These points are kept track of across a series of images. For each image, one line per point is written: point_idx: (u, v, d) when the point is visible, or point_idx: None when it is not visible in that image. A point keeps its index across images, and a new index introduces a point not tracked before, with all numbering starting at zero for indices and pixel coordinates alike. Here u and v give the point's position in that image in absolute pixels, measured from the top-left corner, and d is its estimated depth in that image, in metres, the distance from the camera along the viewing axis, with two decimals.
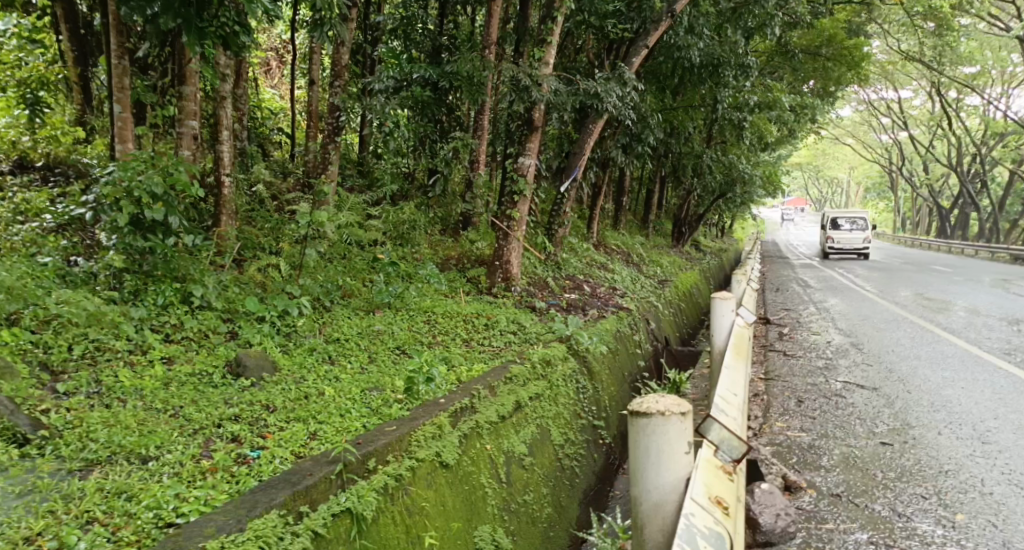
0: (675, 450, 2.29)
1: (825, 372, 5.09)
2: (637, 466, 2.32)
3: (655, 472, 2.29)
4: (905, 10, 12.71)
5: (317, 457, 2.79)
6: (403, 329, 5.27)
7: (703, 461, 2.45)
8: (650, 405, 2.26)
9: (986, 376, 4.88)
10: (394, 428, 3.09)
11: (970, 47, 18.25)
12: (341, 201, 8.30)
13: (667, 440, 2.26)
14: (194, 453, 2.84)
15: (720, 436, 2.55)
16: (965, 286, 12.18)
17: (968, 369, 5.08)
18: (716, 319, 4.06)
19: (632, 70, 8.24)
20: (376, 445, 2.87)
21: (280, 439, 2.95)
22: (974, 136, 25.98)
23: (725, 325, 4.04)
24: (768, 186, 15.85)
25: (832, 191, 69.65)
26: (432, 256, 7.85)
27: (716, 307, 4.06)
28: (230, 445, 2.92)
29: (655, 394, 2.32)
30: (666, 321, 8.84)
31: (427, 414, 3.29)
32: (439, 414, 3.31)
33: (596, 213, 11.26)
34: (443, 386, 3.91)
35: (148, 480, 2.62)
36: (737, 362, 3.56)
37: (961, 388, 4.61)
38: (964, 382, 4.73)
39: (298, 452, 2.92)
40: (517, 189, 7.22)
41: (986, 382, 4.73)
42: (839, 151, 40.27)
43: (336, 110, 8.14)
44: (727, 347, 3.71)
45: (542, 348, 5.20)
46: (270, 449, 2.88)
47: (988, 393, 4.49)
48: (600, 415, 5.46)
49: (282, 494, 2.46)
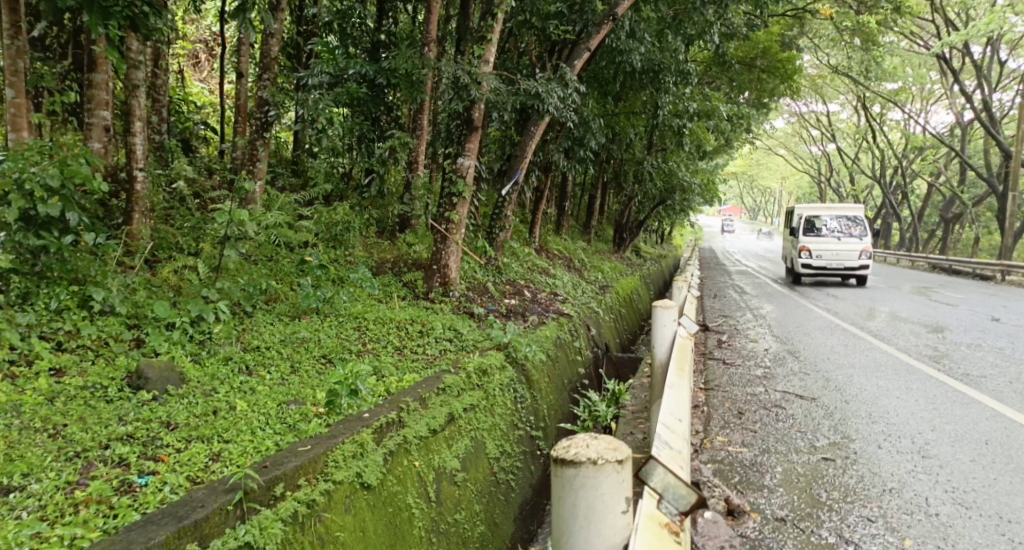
0: (610, 508, 2.01)
1: (764, 382, 5.05)
2: (564, 529, 2.02)
3: (585, 537, 2.00)
4: (835, 25, 13.16)
5: (213, 485, 2.50)
6: (332, 336, 4.97)
7: (644, 517, 2.21)
8: (578, 452, 1.98)
9: (919, 385, 4.95)
10: (308, 447, 2.83)
11: (893, 65, 19.13)
12: (271, 200, 7.87)
13: (599, 495, 2.00)
14: (72, 479, 2.50)
15: (664, 484, 2.25)
16: (891, 293, 12.66)
17: (901, 377, 5.16)
18: (657, 332, 3.93)
19: (573, 72, 8.17)
20: (285, 468, 2.61)
21: (175, 463, 2.64)
22: (896, 150, 27.30)
23: (667, 338, 3.91)
24: (706, 195, 16.13)
25: (765, 200, 72.23)
26: (367, 260, 7.52)
27: (658, 316, 3.94)
28: (116, 469, 2.59)
29: (585, 437, 2.04)
30: (606, 327, 8.75)
31: (347, 431, 3.03)
32: (361, 431, 3.05)
33: (538, 217, 11.14)
34: (368, 399, 3.64)
35: (3, 518, 2.26)
36: (679, 380, 3.44)
37: (897, 398, 4.65)
38: (900, 392, 4.78)
39: (196, 475, 2.61)
40: (455, 191, 7.00)
41: (920, 391, 4.80)
42: (772, 161, 41.72)
43: (265, 105, 7.72)
44: (672, 363, 3.60)
45: (478, 357, 4.99)
46: (161, 475, 2.56)
47: (924, 403, 4.54)
48: (538, 426, 5.28)
49: (163, 532, 2.17)
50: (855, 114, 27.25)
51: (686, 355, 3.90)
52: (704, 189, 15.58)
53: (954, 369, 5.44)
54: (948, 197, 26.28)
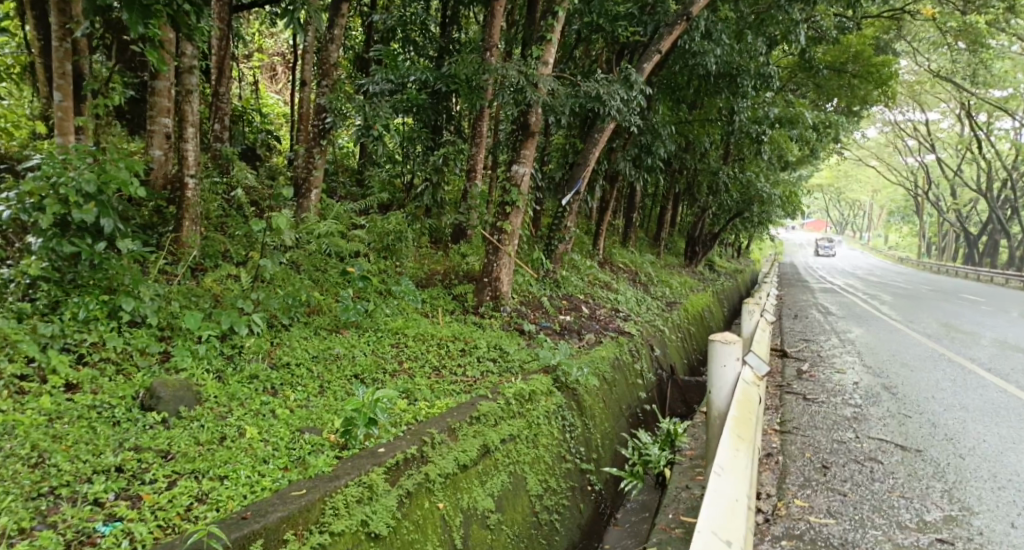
0: None
1: (853, 425, 4.40)
2: None
3: None
4: (938, 25, 12.08)
5: (173, 544, 2.39)
6: (367, 353, 4.69)
7: None
8: None
9: None
10: (304, 493, 2.65)
11: (1005, 68, 17.53)
12: (327, 208, 7.76)
13: None
14: (24, 526, 2.43)
15: None
16: (995, 317, 11.49)
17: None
18: (716, 371, 3.43)
19: (642, 75, 7.69)
20: (268, 521, 2.48)
21: (146, 510, 2.55)
22: (1003, 161, 25.15)
23: (728, 380, 3.39)
24: (787, 208, 15.18)
25: (854, 214, 68.63)
26: (416, 270, 7.26)
27: (717, 354, 3.39)
28: (80, 513, 2.52)
29: None
30: (672, 347, 8.17)
31: (354, 470, 2.84)
32: (371, 470, 2.86)
33: (602, 229, 10.64)
34: (390, 430, 3.31)
35: None
36: (738, 446, 3.02)
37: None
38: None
39: (166, 522, 2.52)
40: (509, 200, 6.69)
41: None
42: (861, 172, 39.48)
43: (323, 112, 7.59)
44: (730, 428, 3.07)
45: (522, 381, 4.58)
46: (127, 521, 2.49)
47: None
48: (590, 457, 4.81)
49: None
50: (957, 122, 25.32)
51: (750, 400, 3.44)
52: (786, 202, 14.62)
53: None
54: None
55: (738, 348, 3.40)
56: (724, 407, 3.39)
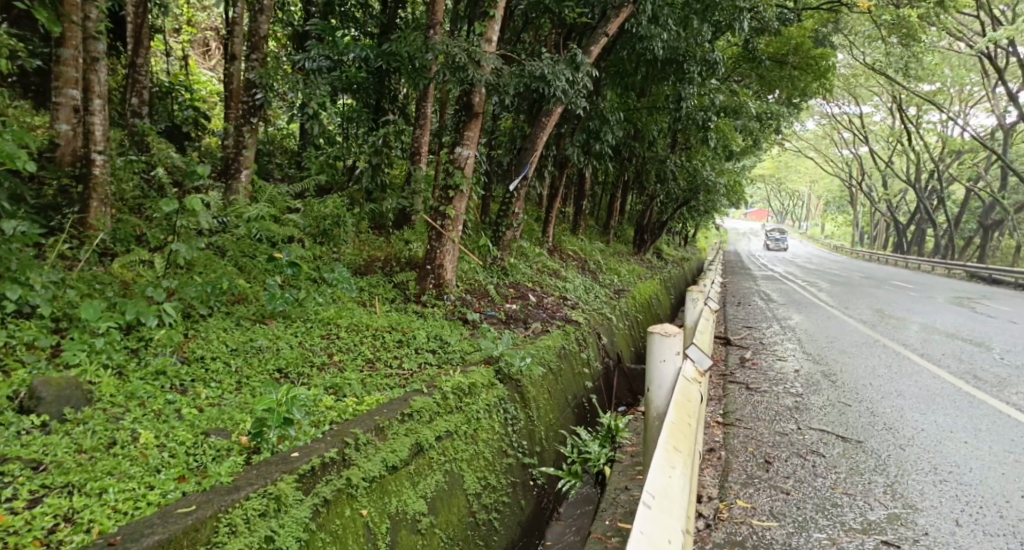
0: None
1: (794, 416, 4.31)
2: None
3: None
4: (874, 17, 12.31)
5: None
6: (294, 346, 4.34)
7: None
8: None
9: (989, 424, 4.19)
10: (191, 510, 2.47)
11: (934, 63, 18.12)
12: (258, 190, 7.31)
13: None
14: None
15: None
16: (927, 303, 11.83)
17: (963, 414, 4.38)
18: (655, 365, 3.28)
19: (589, 59, 7.49)
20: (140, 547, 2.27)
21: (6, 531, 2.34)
22: (932, 154, 26.20)
23: (668, 376, 3.25)
24: (732, 197, 15.32)
25: (793, 204, 70.89)
26: (354, 257, 6.89)
27: (655, 347, 3.23)
28: None
29: None
30: (620, 335, 8.05)
31: (254, 481, 2.66)
32: (274, 482, 2.66)
33: (551, 215, 10.43)
34: (308, 431, 3.09)
35: None
36: (673, 463, 2.66)
37: (965, 443, 3.89)
38: (968, 435, 4.00)
39: (20, 548, 2.29)
40: (452, 184, 6.40)
41: (990, 435, 4.02)
42: (801, 163, 40.62)
43: (252, 88, 7.12)
44: (664, 442, 2.73)
45: (461, 374, 4.31)
46: None
47: (998, 451, 3.77)
48: (533, 451, 4.59)
49: None
50: (889, 115, 26.19)
51: (687, 407, 3.13)
52: (730, 191, 14.76)
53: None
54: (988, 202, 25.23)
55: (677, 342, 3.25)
56: (663, 407, 3.25)
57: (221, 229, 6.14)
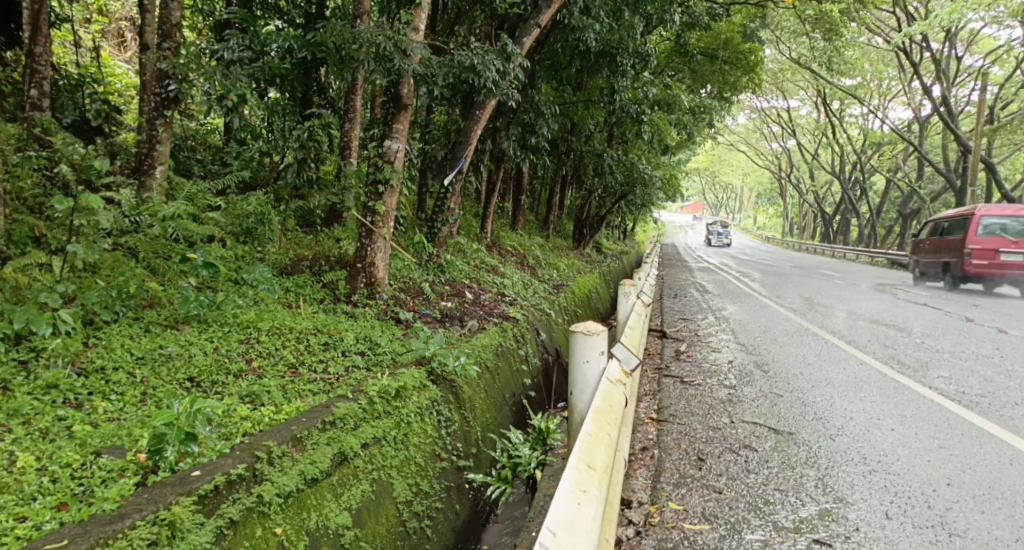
0: None
1: (727, 409, 4.31)
2: None
3: None
4: (798, 13, 12.63)
5: None
6: (209, 352, 4.05)
7: None
8: None
9: (913, 410, 4.28)
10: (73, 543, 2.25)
11: (855, 59, 18.84)
12: (175, 188, 6.89)
13: None
14: None
15: None
16: (851, 290, 12.28)
17: (889, 400, 4.47)
18: (579, 367, 3.28)
19: (520, 50, 7.36)
20: None
21: None
22: (854, 146, 27.34)
23: (591, 377, 3.26)
24: (669, 190, 15.52)
25: (727, 197, 73.04)
26: (279, 257, 6.56)
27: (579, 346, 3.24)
28: None
29: None
30: (560, 331, 7.98)
31: (150, 502, 2.46)
32: (171, 504, 2.47)
33: (489, 211, 10.27)
34: (214, 446, 2.90)
35: None
36: (585, 487, 2.52)
37: (891, 431, 3.95)
38: (895, 423, 4.07)
39: None
40: (381, 178, 6.16)
41: (915, 421, 4.10)
42: (733, 157, 41.80)
43: (165, 78, 6.69)
44: (576, 462, 2.59)
45: (390, 376, 4.12)
46: None
47: (923, 438, 3.84)
48: (469, 454, 4.45)
49: None
50: (815, 110, 27.17)
51: (608, 415, 3.03)
52: (666, 185, 14.94)
53: (946, 387, 4.77)
54: (907, 192, 26.51)
55: (598, 342, 3.27)
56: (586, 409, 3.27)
57: (133, 228, 5.73)
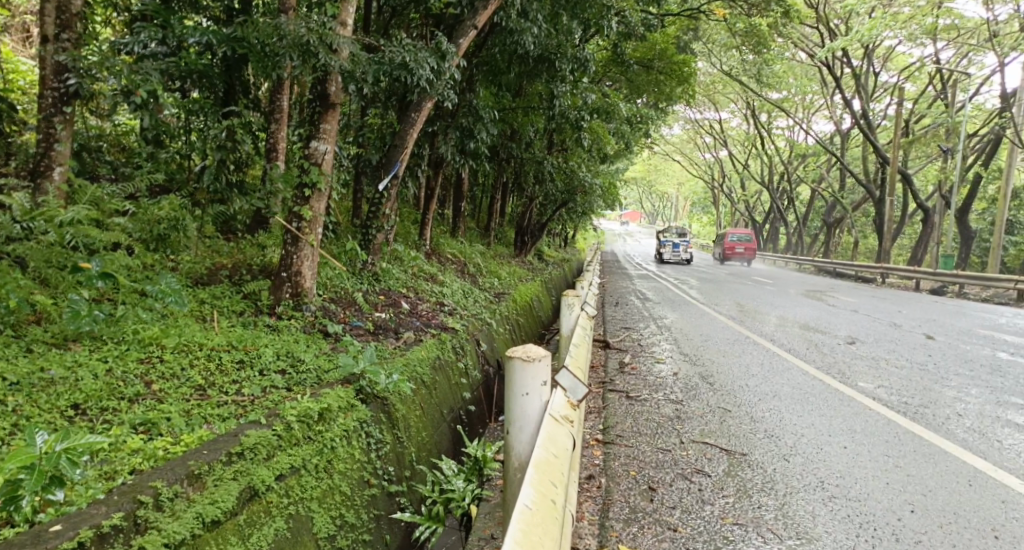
0: None
1: (676, 429, 4.12)
2: None
3: None
4: (730, 26, 12.79)
5: None
6: (100, 376, 3.56)
7: None
8: None
9: (863, 424, 4.19)
10: None
11: (783, 72, 19.39)
12: (78, 191, 6.28)
13: None
14: None
15: None
16: (783, 296, 12.52)
17: (837, 414, 4.38)
18: (516, 400, 2.96)
19: (456, 50, 7.07)
20: None
21: None
22: (783, 158, 28.28)
23: (530, 412, 2.95)
24: (608, 199, 15.52)
25: (664, 206, 74.77)
26: (195, 265, 6.04)
27: (516, 377, 2.92)
28: None
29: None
30: (501, 340, 7.69)
31: None
32: None
33: (427, 218, 9.92)
34: (86, 492, 2.57)
35: None
36: None
37: (845, 450, 3.82)
38: (846, 439, 3.96)
39: None
40: (308, 181, 5.74)
41: (866, 437, 4.00)
42: (668, 167, 42.76)
43: (64, 72, 6.10)
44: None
45: (314, 397, 3.74)
46: None
47: (878, 457, 3.73)
48: (403, 478, 4.09)
49: None
50: (744, 121, 27.94)
51: (549, 473, 2.67)
52: (605, 193, 14.92)
53: (889, 396, 4.74)
54: (832, 203, 27.56)
55: (537, 371, 2.93)
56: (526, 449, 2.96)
57: (24, 236, 5.16)
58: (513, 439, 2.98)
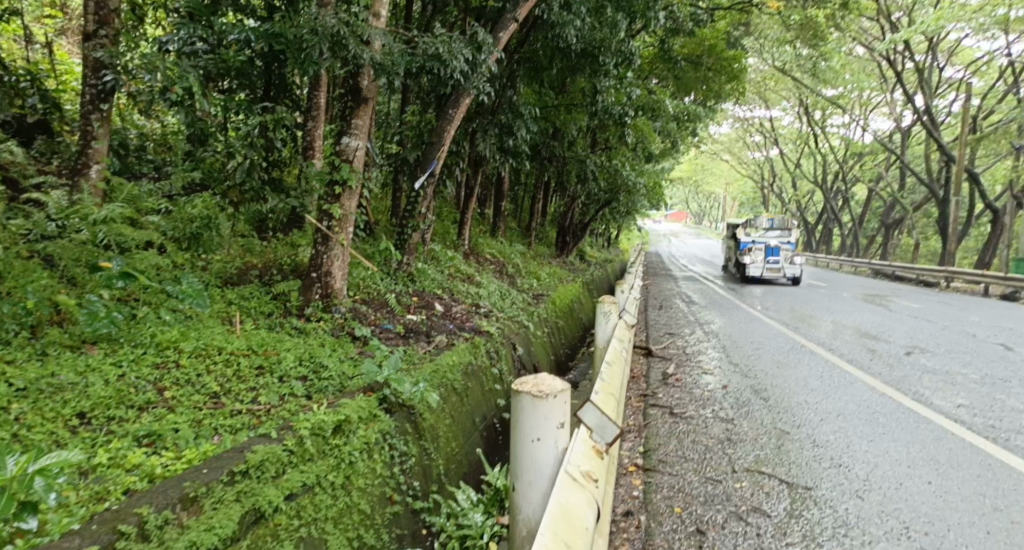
0: None
1: (726, 456, 3.73)
2: None
3: None
4: (784, 20, 12.15)
5: None
6: (111, 382, 3.40)
7: None
8: None
9: (947, 456, 3.72)
10: None
11: (839, 67, 18.52)
12: (115, 188, 6.21)
13: None
14: None
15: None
16: (838, 301, 11.87)
17: (914, 441, 3.92)
18: (529, 449, 2.67)
19: (495, 43, 6.79)
20: None
21: None
22: (837, 156, 27.14)
23: (543, 462, 2.65)
24: (653, 199, 15.02)
25: (710, 206, 73.26)
26: (224, 265, 5.90)
27: (527, 422, 2.63)
28: None
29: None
30: (539, 344, 7.39)
31: None
32: None
33: (466, 217, 9.67)
34: (64, 518, 2.44)
35: None
36: None
37: (929, 488, 3.38)
38: (930, 474, 3.52)
39: None
40: (339, 178, 5.53)
41: (954, 470, 3.56)
42: (715, 166, 41.77)
43: (102, 68, 6.01)
44: None
45: (335, 407, 3.49)
46: None
47: (970, 497, 3.29)
48: (430, 494, 3.81)
49: None
50: (797, 119, 26.93)
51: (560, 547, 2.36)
52: (650, 193, 14.44)
53: (973, 419, 4.26)
54: (890, 203, 26.33)
55: (549, 414, 2.62)
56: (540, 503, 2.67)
57: (57, 234, 5.11)
58: (523, 493, 2.69)
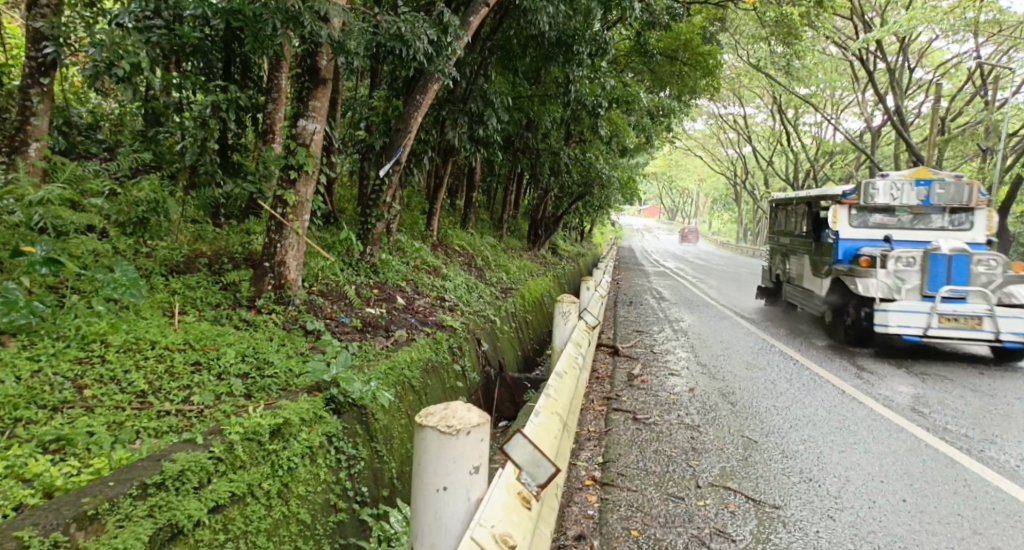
0: None
1: (691, 471, 3.54)
2: None
3: None
4: (761, 17, 12.01)
5: None
6: (24, 379, 3.10)
7: None
8: None
9: (919, 471, 3.59)
10: None
11: (812, 66, 18.54)
12: (55, 168, 5.81)
13: None
14: None
15: None
16: None
17: (884, 453, 3.79)
18: (431, 499, 2.34)
19: (464, 26, 6.48)
20: None
21: None
22: (809, 155, 27.33)
23: (450, 513, 2.32)
24: (626, 194, 14.86)
25: (682, 202, 73.72)
26: (171, 252, 5.56)
27: (428, 468, 2.30)
28: None
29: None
30: (505, 340, 7.16)
31: None
32: None
33: (435, 207, 9.39)
34: None
35: None
36: None
37: (902, 508, 3.24)
38: (904, 490, 3.39)
39: None
40: (294, 162, 5.20)
41: (929, 487, 3.43)
42: (689, 162, 41.89)
43: (41, 40, 5.57)
44: None
45: (275, 408, 3.23)
46: None
47: (947, 519, 3.15)
48: (380, 499, 3.59)
49: None
50: (771, 117, 27.02)
51: None
52: (624, 187, 14.26)
53: (946, 428, 4.16)
54: None
55: (456, 459, 2.30)
56: None
57: None
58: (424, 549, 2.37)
